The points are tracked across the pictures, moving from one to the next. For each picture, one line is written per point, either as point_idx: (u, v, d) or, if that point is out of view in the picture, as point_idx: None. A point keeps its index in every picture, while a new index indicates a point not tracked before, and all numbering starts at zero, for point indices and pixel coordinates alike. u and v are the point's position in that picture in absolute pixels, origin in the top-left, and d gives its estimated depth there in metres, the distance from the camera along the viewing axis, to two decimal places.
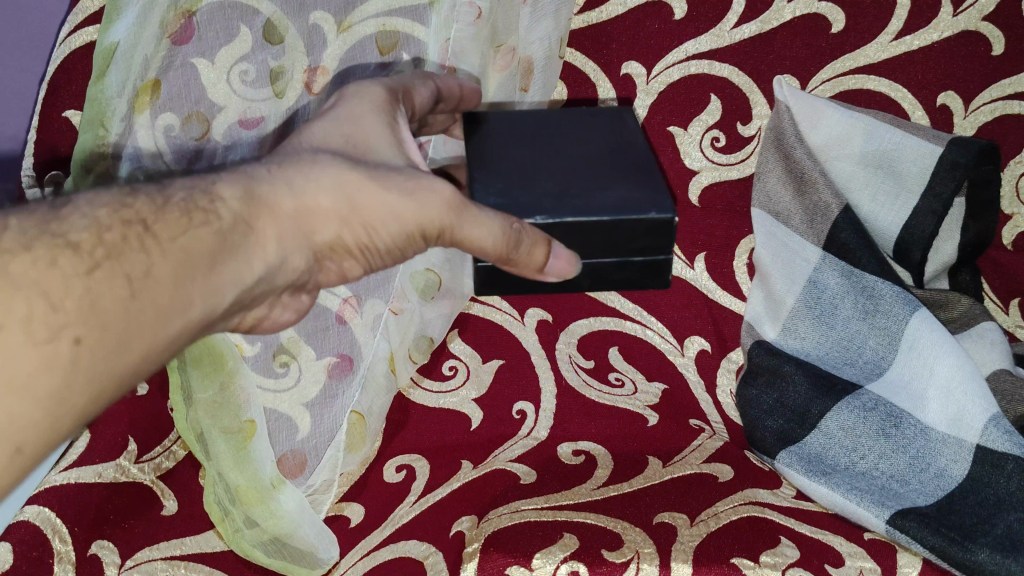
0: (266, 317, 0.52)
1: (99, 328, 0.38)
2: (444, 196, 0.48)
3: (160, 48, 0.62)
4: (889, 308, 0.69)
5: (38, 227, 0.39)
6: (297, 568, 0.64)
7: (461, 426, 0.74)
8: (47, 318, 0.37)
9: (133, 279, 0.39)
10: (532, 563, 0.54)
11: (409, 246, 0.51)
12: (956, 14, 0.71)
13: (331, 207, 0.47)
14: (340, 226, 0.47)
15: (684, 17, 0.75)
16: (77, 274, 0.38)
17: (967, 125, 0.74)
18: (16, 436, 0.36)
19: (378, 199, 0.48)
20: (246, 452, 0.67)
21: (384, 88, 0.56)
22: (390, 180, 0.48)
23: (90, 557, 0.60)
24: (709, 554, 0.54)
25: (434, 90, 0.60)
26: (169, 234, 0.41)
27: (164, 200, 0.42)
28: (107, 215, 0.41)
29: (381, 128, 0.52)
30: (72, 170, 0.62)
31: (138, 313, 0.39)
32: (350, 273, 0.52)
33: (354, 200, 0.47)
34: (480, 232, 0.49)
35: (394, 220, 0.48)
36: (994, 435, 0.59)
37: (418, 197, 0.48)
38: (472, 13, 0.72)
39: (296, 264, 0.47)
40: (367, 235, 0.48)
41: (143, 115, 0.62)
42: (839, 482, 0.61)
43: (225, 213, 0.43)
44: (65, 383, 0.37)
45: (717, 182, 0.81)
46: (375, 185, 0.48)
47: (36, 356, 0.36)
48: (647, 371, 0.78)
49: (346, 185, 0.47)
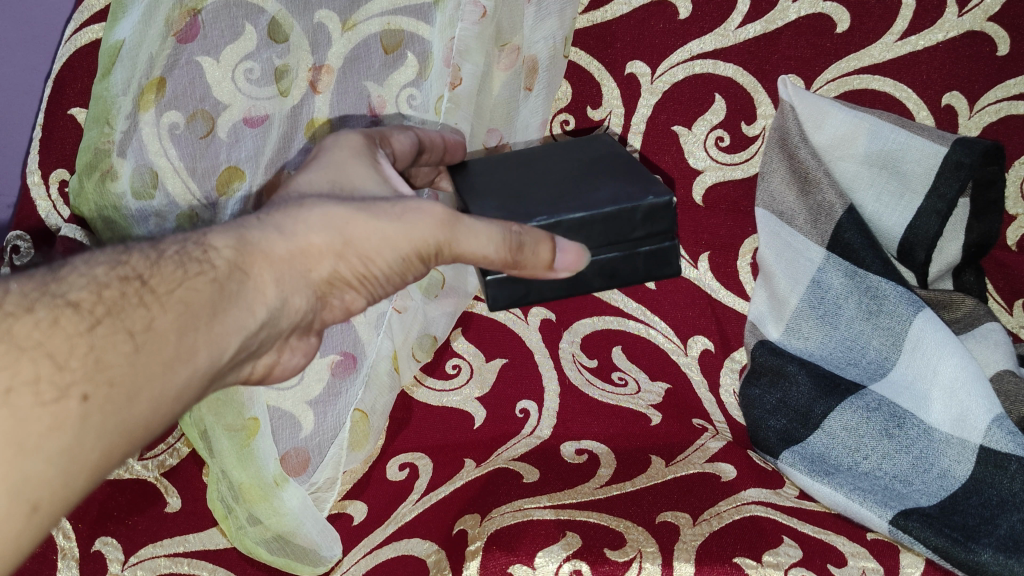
0: (276, 363, 0.53)
1: (106, 384, 0.37)
2: (435, 212, 0.48)
3: (165, 46, 0.64)
4: (893, 309, 0.68)
5: (38, 290, 0.39)
6: (300, 567, 0.64)
7: (465, 425, 0.74)
8: (54, 378, 0.36)
9: (136, 333, 0.39)
10: (535, 562, 0.54)
11: (411, 262, 0.50)
12: (962, 13, 0.71)
13: (324, 244, 0.47)
14: (336, 260, 0.47)
15: (689, 17, 0.75)
16: (78, 333, 0.38)
17: (972, 125, 0.73)
18: (31, 494, 0.35)
19: (372, 229, 0.48)
20: (247, 451, 0.66)
21: (362, 133, 0.56)
22: (378, 208, 0.48)
23: (94, 553, 0.63)
24: (712, 554, 0.54)
25: (414, 138, 0.60)
26: (166, 287, 0.41)
27: (157, 254, 0.43)
28: (105, 273, 0.41)
29: (366, 171, 0.53)
30: (81, 170, 0.65)
31: (145, 365, 0.39)
32: (354, 306, 0.53)
33: (345, 233, 0.47)
34: (475, 240, 0.49)
35: (390, 247, 0.48)
36: (997, 436, 0.59)
37: (407, 219, 0.48)
38: (477, 11, 0.72)
39: (297, 305, 0.48)
40: (364, 266, 0.48)
41: (148, 112, 0.63)
42: (842, 482, 0.61)
43: (218, 262, 0.43)
44: (76, 441, 0.36)
45: (721, 181, 0.80)
46: (364, 217, 0.47)
47: (46, 417, 0.35)
48: (650, 370, 0.78)
49: (335, 221, 0.47)
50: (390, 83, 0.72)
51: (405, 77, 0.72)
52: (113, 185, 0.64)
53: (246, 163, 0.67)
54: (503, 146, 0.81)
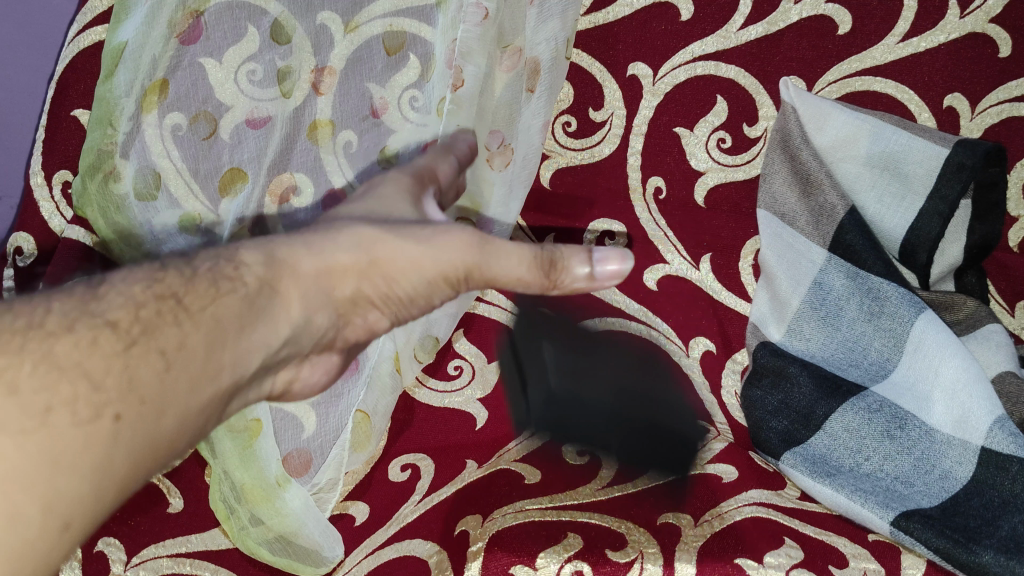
0: (295, 378, 0.53)
1: (138, 402, 0.37)
2: (463, 237, 0.49)
3: (168, 47, 0.64)
4: (895, 310, 0.68)
5: (77, 309, 0.39)
6: (302, 568, 0.63)
7: (466, 426, 0.74)
8: (90, 397, 0.36)
9: (168, 351, 0.39)
10: (537, 562, 0.54)
11: (436, 288, 0.51)
12: (963, 15, 0.71)
13: (352, 263, 0.47)
14: (361, 280, 0.48)
15: (691, 18, 0.75)
16: (115, 352, 0.38)
17: (974, 127, 0.74)
18: (64, 507, 0.34)
19: (400, 252, 0.48)
20: (251, 451, 0.66)
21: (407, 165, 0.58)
22: (411, 233, 0.49)
23: (97, 554, 0.63)
24: (714, 555, 0.54)
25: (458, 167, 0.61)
26: (199, 305, 0.42)
27: (191, 272, 0.43)
28: (141, 291, 0.41)
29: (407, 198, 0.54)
30: (84, 170, 0.65)
31: (175, 383, 0.39)
32: (376, 326, 0.53)
33: (374, 252, 0.48)
34: (511, 259, 0.49)
35: (417, 271, 0.49)
36: (999, 438, 0.59)
37: (438, 244, 0.49)
38: (478, 13, 0.70)
39: (319, 323, 0.48)
40: (390, 287, 0.49)
41: (151, 114, 0.64)
42: (845, 483, 0.61)
43: (248, 279, 0.44)
44: (107, 459, 0.35)
45: (723, 182, 0.80)
46: (396, 239, 0.48)
47: (80, 437, 0.35)
48: (653, 371, 0.77)
49: (365, 241, 0.48)
50: (391, 84, 0.72)
51: (406, 78, 0.72)
52: (116, 186, 0.65)
53: (248, 163, 0.68)
54: (505, 147, 0.78)
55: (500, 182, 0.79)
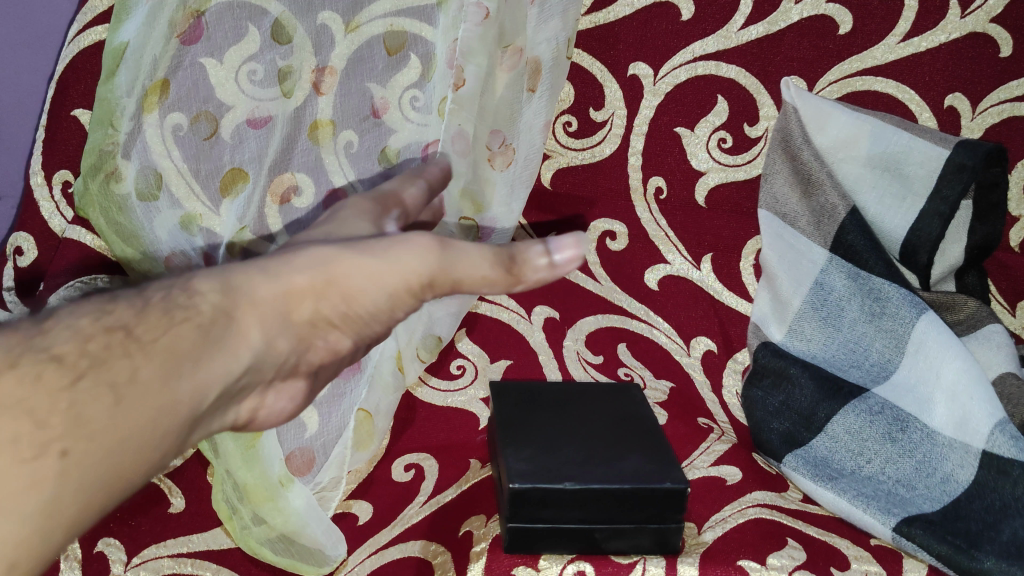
0: (261, 406, 0.46)
1: (86, 437, 0.34)
2: (422, 243, 0.46)
3: (170, 47, 0.63)
4: (896, 312, 0.69)
5: (20, 344, 0.36)
6: (306, 568, 0.62)
7: (468, 426, 0.75)
8: (33, 436, 0.33)
9: (119, 384, 0.36)
10: (539, 564, 0.56)
11: (401, 301, 0.47)
12: (965, 15, 0.72)
13: (307, 283, 0.44)
14: (318, 300, 0.44)
15: (692, 18, 0.77)
16: (60, 388, 0.35)
17: (974, 127, 0.74)
18: (4, 551, 0.31)
19: (356, 265, 0.45)
20: (253, 451, 0.64)
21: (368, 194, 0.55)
22: (367, 246, 0.46)
23: (97, 555, 0.62)
24: (717, 557, 0.55)
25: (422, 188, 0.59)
26: (151, 335, 0.38)
27: (143, 302, 0.41)
28: (88, 324, 0.38)
29: (364, 224, 0.51)
30: (84, 169, 0.64)
31: (127, 418, 0.35)
32: (339, 348, 0.48)
33: (330, 271, 0.44)
34: (474, 261, 0.46)
35: (375, 286, 0.45)
36: (1000, 441, 0.59)
37: (395, 254, 0.46)
38: (479, 13, 0.70)
39: (281, 349, 0.44)
40: (347, 305, 0.45)
41: (152, 114, 0.64)
42: (846, 487, 0.61)
43: (204, 307, 0.41)
44: (54, 499, 0.33)
45: (723, 182, 0.80)
46: (352, 255, 0.45)
47: (21, 476, 0.32)
48: (653, 368, 0.78)
49: (321, 259, 0.45)
50: (392, 84, 0.72)
51: (406, 79, 0.72)
52: (118, 186, 0.64)
53: (249, 164, 0.68)
54: (507, 147, 0.78)
55: (501, 182, 0.79)
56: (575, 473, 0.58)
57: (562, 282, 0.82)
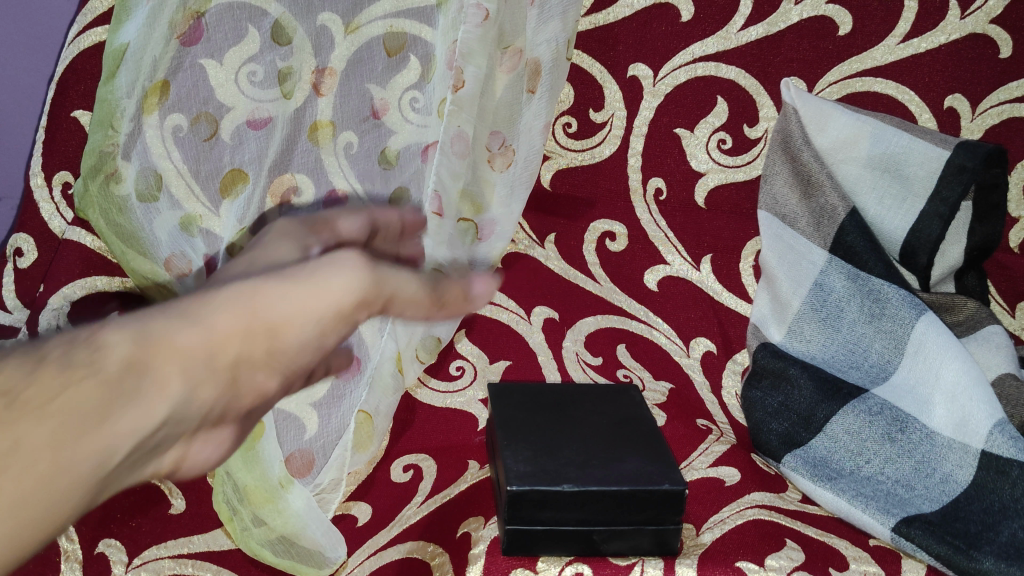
0: (187, 454, 0.39)
1: None
2: (355, 262, 0.41)
3: (169, 48, 0.63)
4: (896, 313, 0.69)
5: None
6: (306, 568, 0.62)
7: (467, 427, 0.74)
8: None
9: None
10: (538, 565, 0.56)
11: (329, 338, 0.41)
12: (964, 16, 0.73)
13: (229, 322, 0.37)
14: (245, 340, 0.37)
15: (691, 19, 0.77)
16: None
17: (974, 127, 0.75)
18: None
19: (284, 292, 0.38)
20: (253, 453, 0.65)
21: (297, 220, 0.51)
22: (294, 271, 0.40)
23: (97, 556, 0.62)
24: (716, 559, 0.55)
25: (357, 219, 0.53)
26: (39, 395, 0.32)
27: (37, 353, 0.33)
28: None
29: (292, 250, 0.47)
30: (84, 170, 0.63)
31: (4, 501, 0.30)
32: (267, 391, 0.40)
33: (254, 301, 0.38)
34: (408, 279, 0.44)
35: (307, 317, 0.39)
36: (999, 442, 0.59)
37: (326, 276, 0.39)
38: (479, 14, 0.71)
39: (206, 398, 0.37)
40: (276, 340, 0.38)
41: (152, 115, 0.64)
42: (845, 488, 0.61)
43: (110, 362, 0.33)
44: None
45: (723, 183, 0.81)
46: (277, 282, 0.39)
47: None
48: (653, 369, 0.78)
49: (246, 289, 0.38)
50: (392, 86, 0.72)
51: (406, 80, 0.72)
52: (117, 188, 0.64)
53: (249, 165, 0.68)
54: (506, 148, 0.78)
55: (501, 183, 0.78)
56: (574, 475, 0.57)
57: (562, 283, 0.82)
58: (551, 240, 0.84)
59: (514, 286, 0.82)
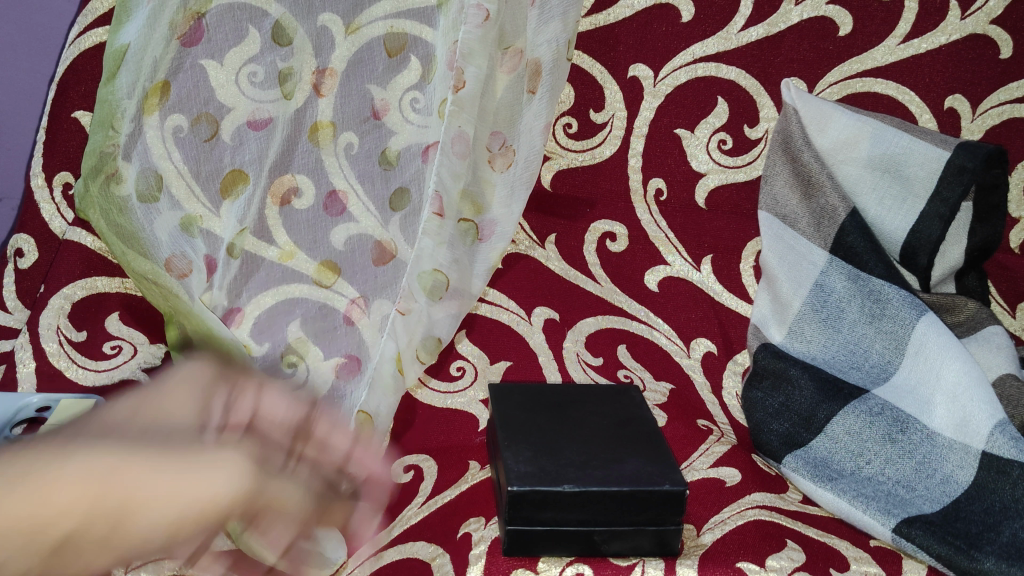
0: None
1: None
2: (240, 461, 0.46)
3: (169, 49, 0.63)
4: (896, 313, 0.69)
5: None
6: (308, 569, 0.58)
7: (467, 427, 0.74)
8: None
9: None
10: (538, 566, 0.57)
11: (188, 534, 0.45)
12: (965, 17, 0.73)
13: (76, 505, 0.40)
14: (87, 513, 0.40)
15: (692, 19, 0.77)
16: None
17: (975, 127, 0.75)
18: None
19: (150, 479, 0.42)
20: None
21: (213, 368, 0.56)
22: (171, 449, 0.45)
23: None
24: (717, 560, 0.55)
25: (279, 400, 0.56)
26: None
27: None
28: None
29: (191, 402, 0.51)
30: (85, 171, 0.65)
31: None
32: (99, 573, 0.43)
33: (116, 486, 0.41)
34: (290, 488, 0.51)
35: (175, 514, 0.43)
36: (1000, 442, 0.59)
37: (205, 472, 0.44)
38: (479, 15, 0.71)
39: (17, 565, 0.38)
40: (124, 522, 0.42)
41: (152, 116, 0.63)
42: (845, 488, 0.61)
43: None
44: None
45: (723, 184, 0.81)
46: (146, 463, 0.43)
47: None
48: (653, 370, 0.78)
49: (95, 470, 0.41)
50: (393, 86, 0.72)
51: (407, 80, 0.72)
52: (117, 188, 0.64)
53: (250, 165, 0.67)
54: (507, 149, 0.78)
55: (501, 183, 0.79)
56: (574, 475, 0.57)
57: (562, 283, 0.82)
58: (551, 240, 0.83)
59: (514, 286, 0.82)
